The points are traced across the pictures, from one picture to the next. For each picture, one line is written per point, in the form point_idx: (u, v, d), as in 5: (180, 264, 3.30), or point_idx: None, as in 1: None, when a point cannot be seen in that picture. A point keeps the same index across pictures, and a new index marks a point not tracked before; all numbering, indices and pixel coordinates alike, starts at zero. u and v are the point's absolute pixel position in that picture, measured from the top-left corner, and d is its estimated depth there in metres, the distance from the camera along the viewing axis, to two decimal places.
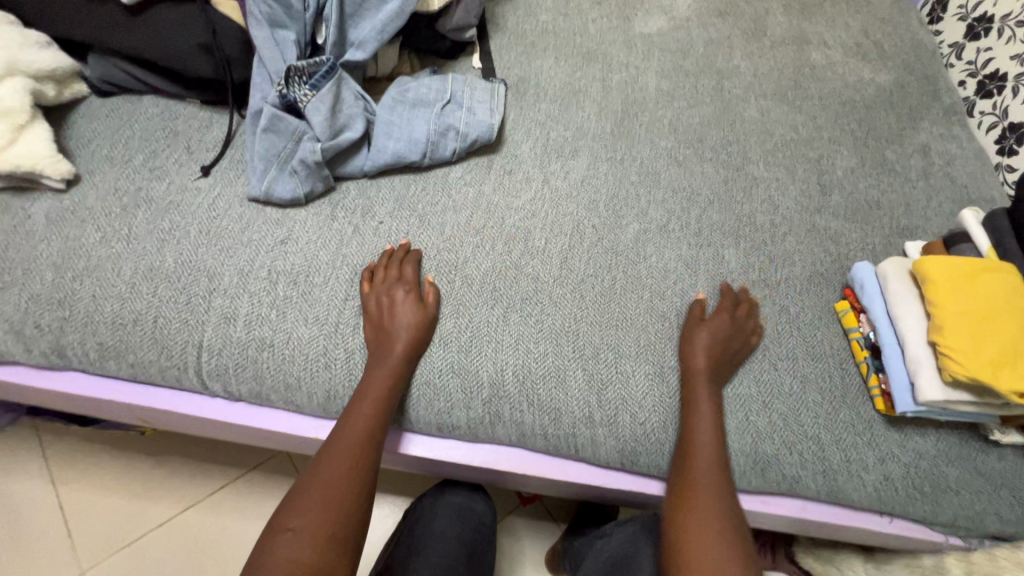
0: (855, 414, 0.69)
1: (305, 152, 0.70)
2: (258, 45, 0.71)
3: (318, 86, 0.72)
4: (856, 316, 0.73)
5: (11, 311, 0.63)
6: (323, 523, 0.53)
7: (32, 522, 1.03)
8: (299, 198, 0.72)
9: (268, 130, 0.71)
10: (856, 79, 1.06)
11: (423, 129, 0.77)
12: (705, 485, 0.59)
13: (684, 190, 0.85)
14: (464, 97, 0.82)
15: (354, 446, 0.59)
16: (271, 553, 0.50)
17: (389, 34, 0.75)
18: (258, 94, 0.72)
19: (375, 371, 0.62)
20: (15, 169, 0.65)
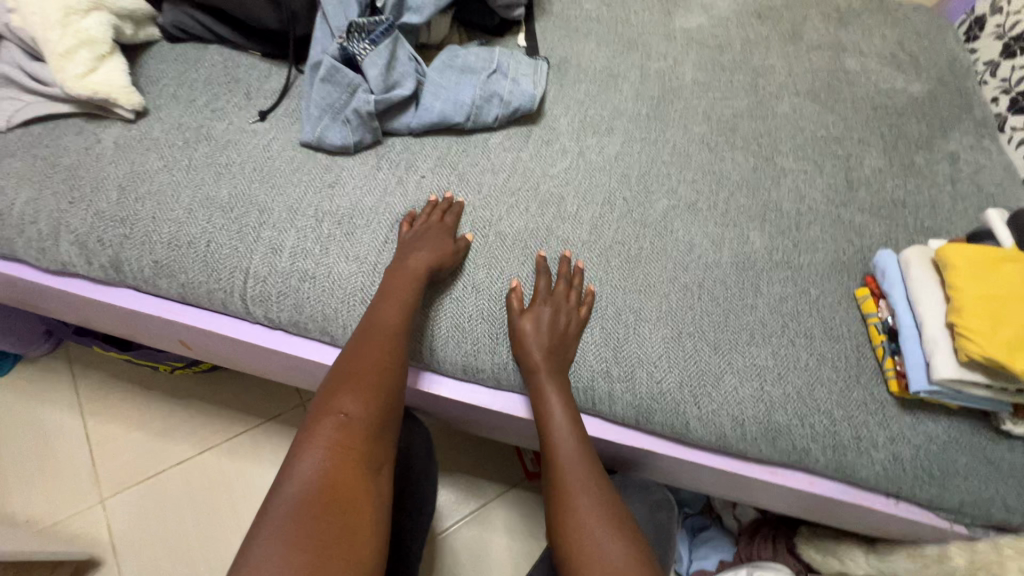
0: (868, 394, 0.70)
1: (358, 102, 0.74)
2: (324, 3, 0.76)
3: (376, 42, 0.76)
4: (875, 301, 0.75)
5: (77, 224, 0.67)
6: (373, 419, 0.54)
7: (60, 449, 1.07)
8: (349, 147, 0.76)
9: (326, 80, 0.75)
10: (889, 87, 1.08)
11: (469, 94, 0.80)
12: (574, 477, 0.61)
13: (713, 173, 0.87)
14: (509, 68, 0.85)
15: (393, 353, 0.60)
16: (324, 433, 0.50)
17: (446, 0, 0.79)
18: (320, 50, 0.77)
19: (407, 287, 0.65)
20: (93, 95, 0.69)
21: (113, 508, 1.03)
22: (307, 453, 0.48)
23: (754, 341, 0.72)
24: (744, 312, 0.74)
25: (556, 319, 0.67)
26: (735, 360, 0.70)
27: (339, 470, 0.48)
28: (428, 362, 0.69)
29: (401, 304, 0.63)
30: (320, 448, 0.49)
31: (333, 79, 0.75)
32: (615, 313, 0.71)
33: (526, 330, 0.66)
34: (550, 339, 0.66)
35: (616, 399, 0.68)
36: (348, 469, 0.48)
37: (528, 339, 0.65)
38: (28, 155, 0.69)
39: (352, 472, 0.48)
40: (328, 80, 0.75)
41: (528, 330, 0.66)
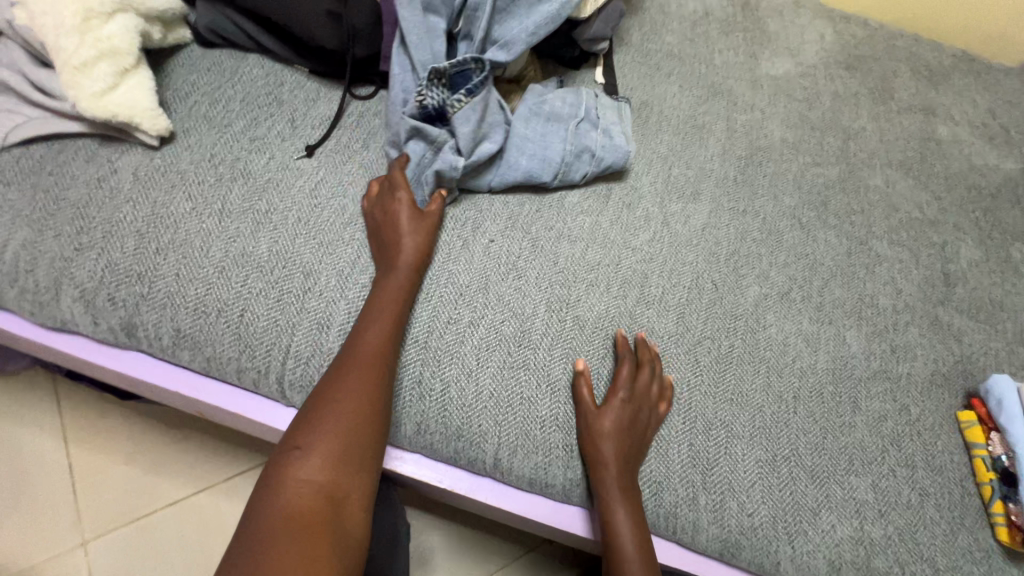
0: (973, 538, 0.63)
1: (445, 162, 0.65)
2: (406, 30, 0.65)
3: (471, 91, 0.66)
4: (984, 431, 0.67)
5: (84, 278, 0.55)
6: (337, 444, 0.49)
7: (39, 479, 0.96)
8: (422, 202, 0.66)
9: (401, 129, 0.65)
10: (982, 163, 0.99)
11: (558, 148, 0.71)
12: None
13: (806, 256, 0.78)
14: (598, 116, 0.75)
15: (372, 366, 0.54)
16: (283, 473, 0.47)
17: (540, 37, 0.68)
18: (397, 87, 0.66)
19: (391, 288, 0.58)
20: (113, 118, 0.57)
21: (96, 553, 0.93)
22: (266, 500, 0.45)
23: (853, 469, 0.64)
24: (843, 432, 0.66)
25: (637, 419, 0.60)
26: (833, 491, 0.62)
27: (297, 509, 0.45)
28: (489, 470, 0.60)
29: (387, 312, 0.57)
30: (280, 492, 0.46)
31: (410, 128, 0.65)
32: (703, 428, 0.62)
33: (602, 429, 0.58)
34: (624, 438, 0.58)
35: (700, 530, 0.59)
36: (313, 509, 0.45)
37: (608, 437, 0.58)
38: (28, 184, 0.57)
39: (313, 508, 0.45)
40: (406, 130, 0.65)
41: (604, 429, 0.58)
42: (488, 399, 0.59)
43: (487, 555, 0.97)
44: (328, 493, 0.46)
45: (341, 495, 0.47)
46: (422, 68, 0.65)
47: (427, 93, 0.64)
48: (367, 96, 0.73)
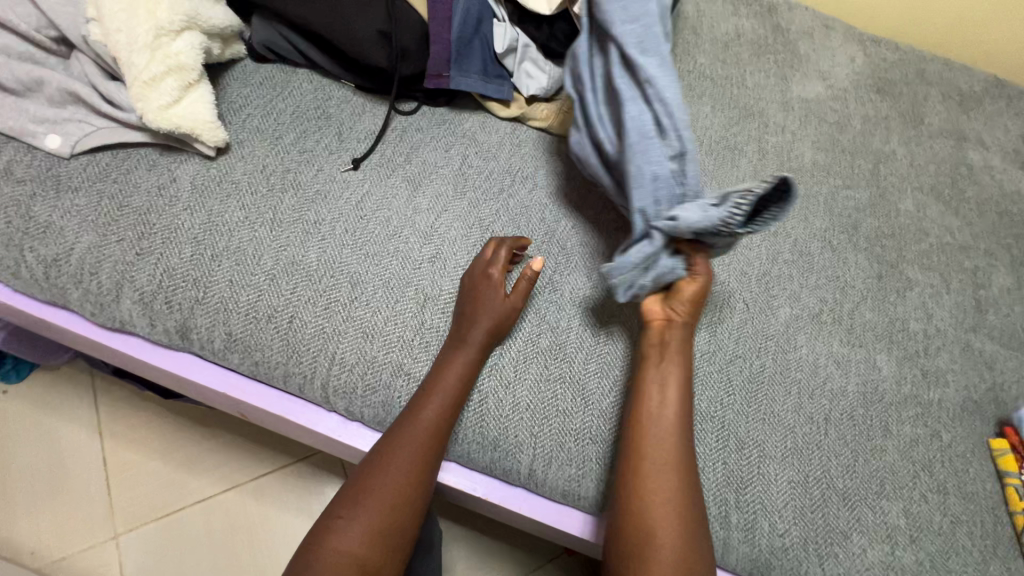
0: (1006, 568, 0.63)
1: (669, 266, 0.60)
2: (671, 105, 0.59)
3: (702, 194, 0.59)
4: (1016, 460, 0.67)
5: (144, 281, 0.58)
6: (375, 518, 0.52)
7: (75, 472, 0.99)
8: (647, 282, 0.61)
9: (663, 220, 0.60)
10: (1014, 190, 0.98)
11: None
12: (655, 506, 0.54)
13: (837, 279, 0.79)
14: None
15: (419, 439, 0.55)
16: (324, 542, 0.51)
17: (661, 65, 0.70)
18: (646, 163, 0.59)
19: (454, 367, 0.57)
20: (176, 130, 0.60)
21: (126, 546, 0.95)
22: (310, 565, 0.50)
23: (884, 493, 0.64)
24: (874, 455, 0.66)
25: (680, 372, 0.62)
26: (864, 515, 0.62)
27: None
28: (523, 481, 0.61)
29: (444, 388, 0.57)
30: (321, 556, 0.50)
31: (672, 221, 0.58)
32: (736, 447, 0.63)
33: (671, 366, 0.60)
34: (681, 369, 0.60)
35: (731, 549, 0.60)
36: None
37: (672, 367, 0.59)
38: (94, 191, 0.60)
39: None
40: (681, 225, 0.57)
41: (669, 367, 0.59)
42: (529, 421, 0.60)
43: (507, 564, 0.98)
44: (362, 566, 0.50)
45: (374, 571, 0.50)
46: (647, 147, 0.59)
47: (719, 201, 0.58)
48: (410, 112, 0.75)
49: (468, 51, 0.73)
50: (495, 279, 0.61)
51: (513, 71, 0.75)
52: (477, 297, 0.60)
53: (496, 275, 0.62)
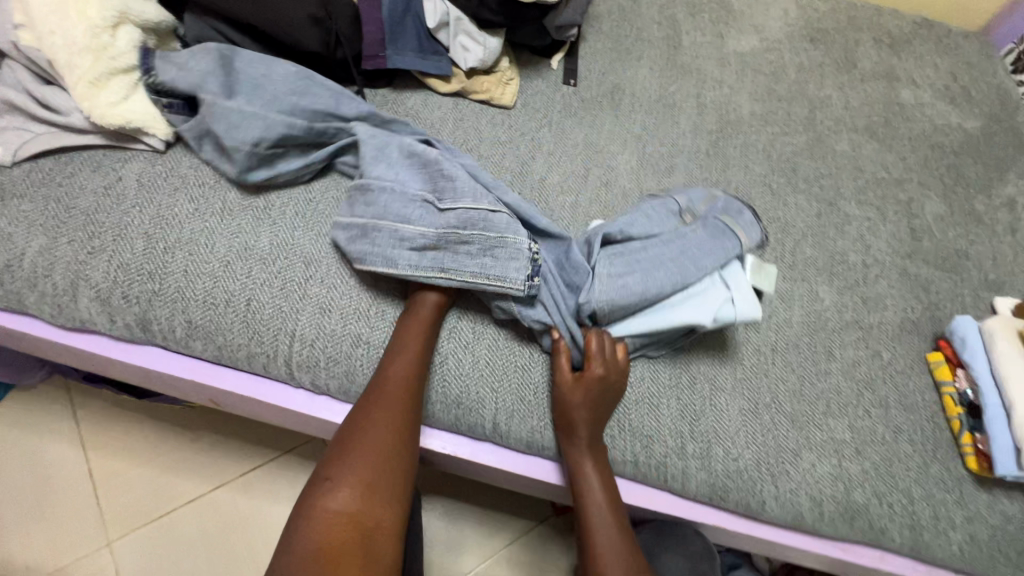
0: (945, 469, 0.68)
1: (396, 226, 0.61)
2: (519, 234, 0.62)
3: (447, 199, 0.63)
4: (950, 369, 0.72)
5: (99, 278, 0.59)
6: (363, 473, 0.52)
7: (61, 486, 1.00)
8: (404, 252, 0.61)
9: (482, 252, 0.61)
10: (943, 123, 1.03)
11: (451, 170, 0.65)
12: (609, 544, 0.58)
13: (777, 220, 0.83)
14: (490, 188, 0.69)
15: (400, 400, 0.57)
16: (314, 506, 0.50)
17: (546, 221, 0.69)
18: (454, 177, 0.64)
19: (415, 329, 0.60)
20: (127, 126, 0.62)
21: (121, 551, 0.97)
22: (303, 525, 0.50)
23: (830, 412, 0.68)
24: (819, 379, 0.70)
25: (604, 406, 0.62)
26: (812, 434, 0.67)
27: (330, 540, 0.48)
28: (488, 434, 0.64)
29: (408, 356, 0.59)
30: (313, 518, 0.50)
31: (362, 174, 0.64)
32: (687, 382, 0.67)
33: (573, 403, 0.60)
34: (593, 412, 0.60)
35: (690, 477, 0.63)
36: (339, 536, 0.49)
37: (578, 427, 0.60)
38: (40, 196, 0.61)
39: (345, 539, 0.49)
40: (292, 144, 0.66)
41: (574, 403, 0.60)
42: (464, 384, 0.63)
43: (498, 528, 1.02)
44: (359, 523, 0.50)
45: (371, 526, 0.50)
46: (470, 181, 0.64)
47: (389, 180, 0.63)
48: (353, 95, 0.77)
49: (401, 29, 0.75)
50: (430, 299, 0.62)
51: (449, 45, 0.78)
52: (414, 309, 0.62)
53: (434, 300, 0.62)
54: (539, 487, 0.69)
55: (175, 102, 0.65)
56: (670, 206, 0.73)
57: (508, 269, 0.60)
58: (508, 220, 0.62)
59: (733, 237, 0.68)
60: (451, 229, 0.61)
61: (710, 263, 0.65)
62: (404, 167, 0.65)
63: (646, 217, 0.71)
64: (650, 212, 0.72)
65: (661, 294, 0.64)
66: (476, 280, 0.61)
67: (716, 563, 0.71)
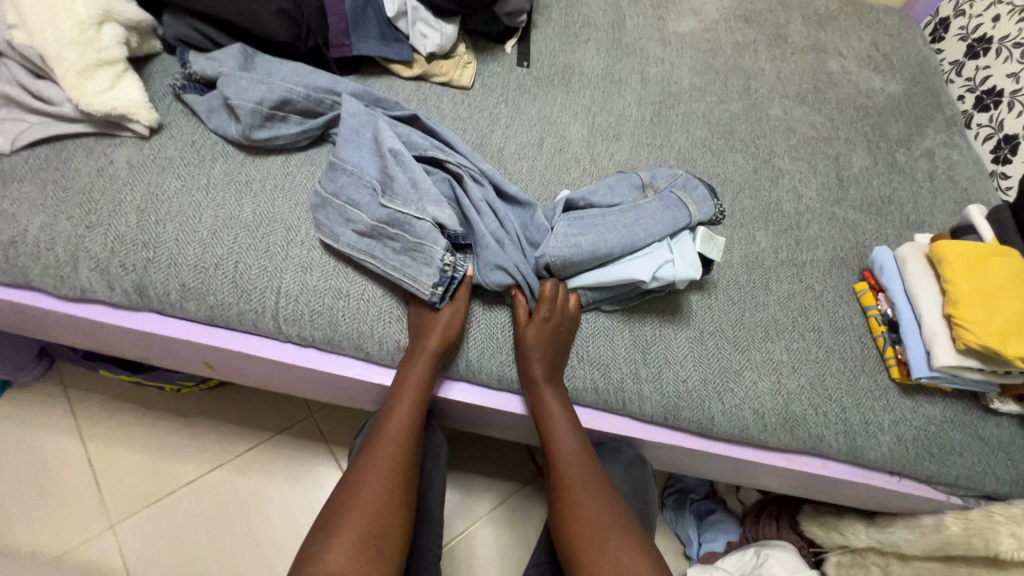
0: (873, 381, 0.76)
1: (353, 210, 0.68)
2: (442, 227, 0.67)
3: (396, 196, 0.68)
4: (874, 295, 0.80)
5: (97, 250, 0.65)
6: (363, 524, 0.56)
7: (61, 475, 1.04)
8: (353, 225, 0.68)
9: (405, 250, 0.67)
10: (867, 88, 1.13)
11: (417, 173, 0.69)
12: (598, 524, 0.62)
13: (717, 176, 0.91)
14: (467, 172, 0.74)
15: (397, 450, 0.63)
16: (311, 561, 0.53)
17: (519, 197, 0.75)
18: (410, 175, 0.69)
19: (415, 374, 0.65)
20: (111, 112, 0.68)
21: (124, 533, 1.01)
22: None
23: (769, 337, 0.76)
24: (758, 309, 0.78)
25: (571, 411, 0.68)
26: (753, 356, 0.74)
27: None
28: (463, 372, 0.70)
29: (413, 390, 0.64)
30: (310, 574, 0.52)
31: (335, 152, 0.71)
32: (639, 317, 0.74)
33: (528, 338, 0.67)
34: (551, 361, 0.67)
35: (645, 399, 0.71)
36: None
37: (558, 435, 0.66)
38: (39, 179, 0.67)
39: None
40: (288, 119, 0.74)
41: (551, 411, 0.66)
42: None
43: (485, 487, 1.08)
44: None
45: None
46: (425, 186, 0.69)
47: (347, 172, 0.70)
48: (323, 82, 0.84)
49: (363, 19, 0.83)
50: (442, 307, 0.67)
51: (408, 33, 0.85)
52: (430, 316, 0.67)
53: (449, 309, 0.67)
54: (511, 422, 0.76)
55: (187, 83, 0.76)
56: (634, 180, 0.80)
57: (419, 274, 0.66)
58: (429, 229, 0.66)
59: (685, 209, 0.75)
60: (380, 226, 0.67)
61: (661, 229, 0.71)
62: (370, 152, 0.72)
63: (611, 189, 0.78)
64: (614, 187, 0.78)
65: (612, 255, 0.70)
66: (393, 274, 0.67)
67: (649, 471, 0.80)
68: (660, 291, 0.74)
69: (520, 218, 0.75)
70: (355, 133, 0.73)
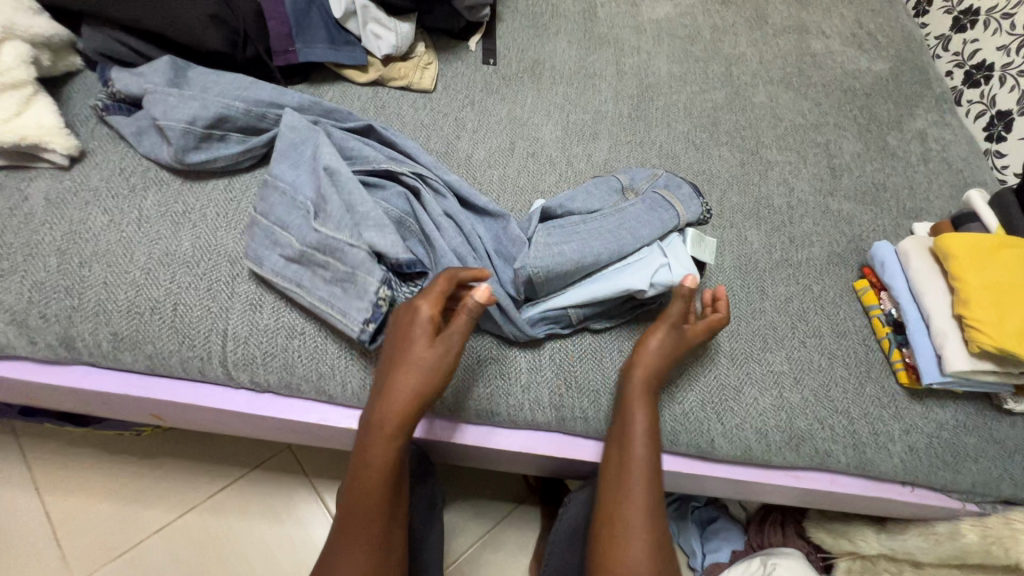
0: (880, 387, 0.71)
1: (283, 234, 0.61)
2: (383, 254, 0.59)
3: (329, 220, 0.60)
4: (876, 294, 0.75)
5: (13, 301, 0.58)
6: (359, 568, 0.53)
7: (16, 532, 0.96)
8: (282, 251, 0.61)
9: (337, 280, 0.60)
10: (854, 68, 1.07)
11: (359, 194, 0.62)
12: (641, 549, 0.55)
13: (703, 172, 0.85)
14: (429, 188, 0.67)
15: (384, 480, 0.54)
16: None
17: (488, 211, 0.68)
18: (349, 196, 0.62)
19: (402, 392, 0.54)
20: (20, 143, 0.60)
21: None
22: None
23: (768, 347, 0.71)
24: (754, 317, 0.73)
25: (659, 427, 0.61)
26: (752, 369, 0.69)
27: None
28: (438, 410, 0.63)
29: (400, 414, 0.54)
30: None
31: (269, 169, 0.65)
32: (629, 335, 0.69)
33: (655, 345, 0.61)
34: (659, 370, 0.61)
35: None
36: None
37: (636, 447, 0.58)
38: None
39: None
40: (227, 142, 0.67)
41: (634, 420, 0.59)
42: None
43: (477, 513, 1.02)
44: None
45: None
46: (368, 207, 0.61)
47: (280, 192, 0.63)
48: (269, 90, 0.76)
49: (308, 23, 0.76)
50: (426, 320, 0.54)
51: (359, 34, 0.78)
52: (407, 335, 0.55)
53: (428, 315, 0.55)
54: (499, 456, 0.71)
55: (111, 104, 0.68)
56: (613, 183, 0.74)
57: (349, 309, 0.59)
58: (363, 258, 0.59)
59: (672, 209, 0.70)
60: (310, 252, 0.60)
61: (649, 233, 0.67)
62: (307, 170, 0.65)
63: (588, 194, 0.73)
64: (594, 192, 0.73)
65: (600, 262, 0.65)
66: (323, 307, 0.59)
67: None
68: (654, 300, 0.69)
69: (490, 231, 0.68)
70: (292, 145, 0.66)
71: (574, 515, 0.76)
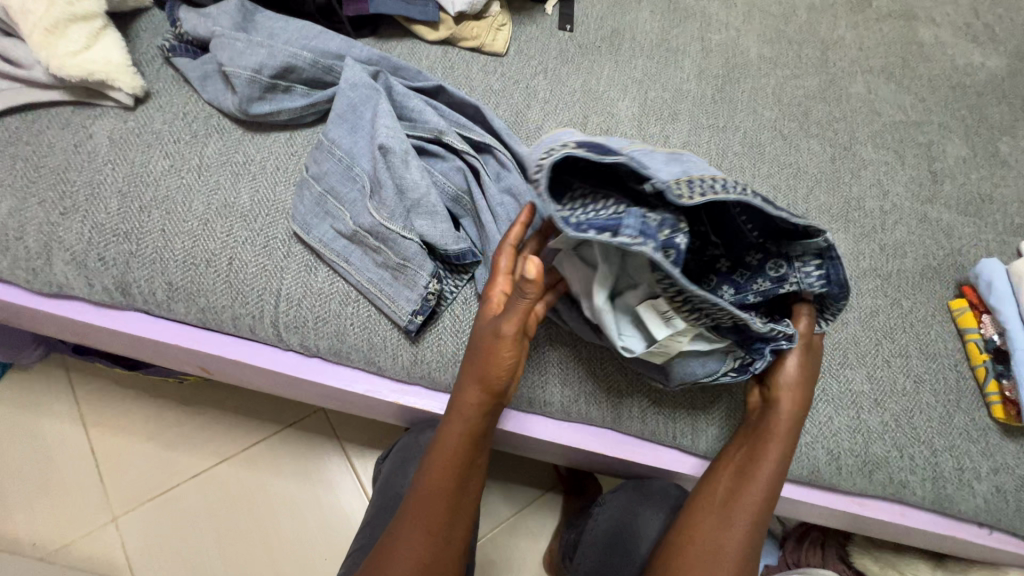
0: (970, 419, 0.64)
1: (333, 209, 0.59)
2: (436, 241, 0.57)
3: (382, 200, 0.57)
4: (975, 316, 0.68)
5: (72, 240, 0.57)
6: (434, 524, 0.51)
7: (62, 462, 1.00)
8: (333, 228, 0.58)
9: (386, 265, 0.57)
10: (966, 62, 0.95)
11: (416, 172, 0.58)
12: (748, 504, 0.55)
13: (789, 166, 0.78)
14: (494, 166, 0.63)
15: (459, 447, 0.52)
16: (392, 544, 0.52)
17: None
18: (401, 174, 0.57)
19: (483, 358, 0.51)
20: (88, 78, 0.59)
21: (126, 527, 0.96)
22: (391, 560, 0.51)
23: (847, 362, 0.65)
24: (835, 329, 0.67)
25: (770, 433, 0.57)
26: (829, 385, 0.64)
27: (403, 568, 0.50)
28: None
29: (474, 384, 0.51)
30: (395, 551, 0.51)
31: (325, 134, 0.61)
32: None
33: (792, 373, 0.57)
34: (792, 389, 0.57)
35: (700, 433, 0.62)
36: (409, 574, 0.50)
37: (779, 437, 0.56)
38: (7, 155, 0.59)
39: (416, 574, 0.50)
40: (291, 97, 0.64)
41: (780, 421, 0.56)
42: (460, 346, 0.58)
43: (506, 497, 1.00)
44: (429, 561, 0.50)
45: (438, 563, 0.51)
46: (423, 189, 0.57)
47: (332, 160, 0.60)
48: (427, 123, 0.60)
49: None
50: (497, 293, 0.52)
51: None
52: (480, 348, 0.51)
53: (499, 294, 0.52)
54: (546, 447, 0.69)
55: (178, 45, 0.65)
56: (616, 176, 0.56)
57: (397, 297, 0.57)
58: (416, 249, 0.56)
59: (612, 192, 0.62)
60: (361, 234, 0.57)
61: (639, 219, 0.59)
62: (365, 136, 0.61)
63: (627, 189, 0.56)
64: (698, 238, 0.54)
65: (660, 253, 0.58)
66: (370, 291, 0.58)
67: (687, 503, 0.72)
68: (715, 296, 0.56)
69: None
70: (350, 104, 0.62)
71: (609, 516, 0.74)
